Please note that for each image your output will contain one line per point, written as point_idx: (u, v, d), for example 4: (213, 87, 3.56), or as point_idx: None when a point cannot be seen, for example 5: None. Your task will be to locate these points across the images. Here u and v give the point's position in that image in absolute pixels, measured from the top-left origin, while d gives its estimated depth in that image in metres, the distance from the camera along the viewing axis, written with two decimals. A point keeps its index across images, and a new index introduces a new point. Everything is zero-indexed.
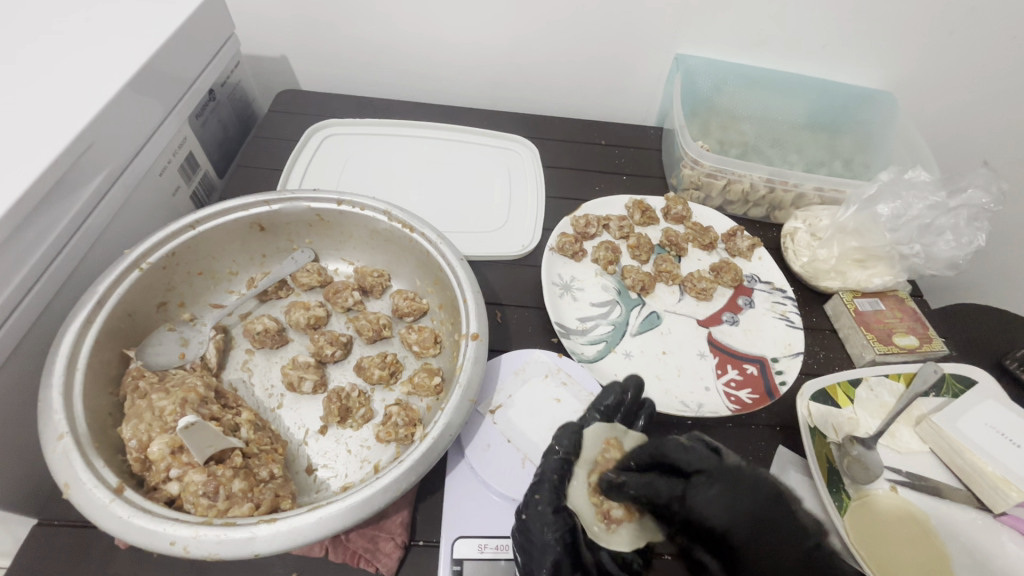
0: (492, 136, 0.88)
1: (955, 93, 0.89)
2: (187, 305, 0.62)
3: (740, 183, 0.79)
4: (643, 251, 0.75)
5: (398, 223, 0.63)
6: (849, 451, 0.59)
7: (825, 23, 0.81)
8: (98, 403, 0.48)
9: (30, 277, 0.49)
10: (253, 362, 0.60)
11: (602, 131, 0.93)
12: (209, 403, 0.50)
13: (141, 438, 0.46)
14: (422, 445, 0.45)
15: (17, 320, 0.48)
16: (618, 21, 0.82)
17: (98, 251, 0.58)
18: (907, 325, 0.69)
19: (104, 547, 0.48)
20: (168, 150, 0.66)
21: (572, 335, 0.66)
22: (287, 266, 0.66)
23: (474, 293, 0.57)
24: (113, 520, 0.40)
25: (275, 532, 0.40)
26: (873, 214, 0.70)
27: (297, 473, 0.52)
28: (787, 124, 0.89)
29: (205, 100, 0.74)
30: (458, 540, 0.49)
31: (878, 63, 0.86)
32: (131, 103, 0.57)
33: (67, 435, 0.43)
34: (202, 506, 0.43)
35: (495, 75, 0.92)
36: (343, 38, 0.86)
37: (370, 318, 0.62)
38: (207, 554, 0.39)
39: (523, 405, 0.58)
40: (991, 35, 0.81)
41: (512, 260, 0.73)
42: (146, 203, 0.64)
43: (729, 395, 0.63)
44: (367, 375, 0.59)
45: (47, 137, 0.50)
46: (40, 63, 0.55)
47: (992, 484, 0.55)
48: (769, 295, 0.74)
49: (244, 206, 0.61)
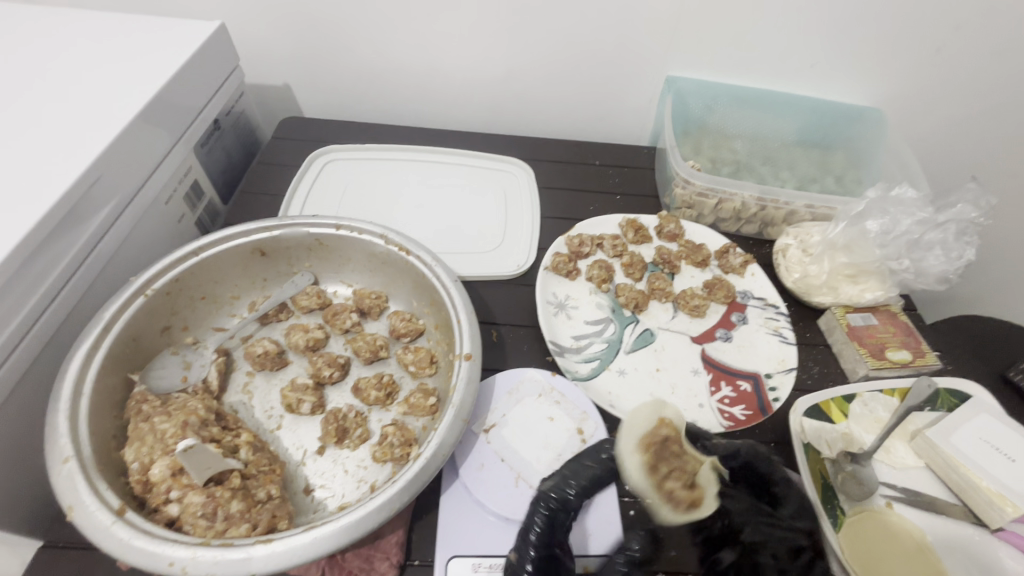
0: (488, 159, 0.91)
1: (946, 108, 0.90)
2: (191, 329, 0.64)
3: (732, 201, 0.81)
4: (636, 269, 0.77)
5: (395, 246, 0.65)
6: (843, 467, 0.59)
7: (814, 42, 0.83)
8: (103, 426, 0.50)
9: (42, 304, 0.51)
10: (253, 384, 0.61)
11: (597, 152, 0.95)
12: (210, 425, 0.51)
13: (143, 460, 0.47)
14: (415, 464, 0.46)
15: (27, 346, 0.50)
16: (610, 45, 0.84)
17: (107, 278, 0.60)
18: (900, 340, 0.69)
19: (107, 568, 0.49)
20: (174, 178, 0.69)
21: (567, 353, 0.67)
22: (288, 290, 0.68)
23: (468, 314, 0.58)
24: (114, 542, 0.41)
25: (271, 552, 0.41)
26: (862, 230, 0.71)
27: (295, 494, 0.53)
28: (777, 141, 0.91)
29: (210, 129, 0.77)
30: (452, 559, 0.50)
31: (866, 80, 0.88)
32: (140, 135, 0.60)
33: (72, 458, 0.44)
34: (201, 527, 0.45)
35: (490, 98, 0.94)
36: (344, 66, 0.90)
37: (367, 340, 0.64)
38: (205, 575, 0.40)
39: (517, 424, 0.59)
40: (977, 51, 0.82)
41: (507, 280, 0.75)
42: (153, 231, 0.66)
43: (722, 411, 0.64)
44: (364, 397, 0.60)
45: (60, 171, 0.52)
46: (55, 97, 0.58)
47: (988, 500, 0.55)
48: (763, 311, 0.74)
49: (245, 232, 0.63)
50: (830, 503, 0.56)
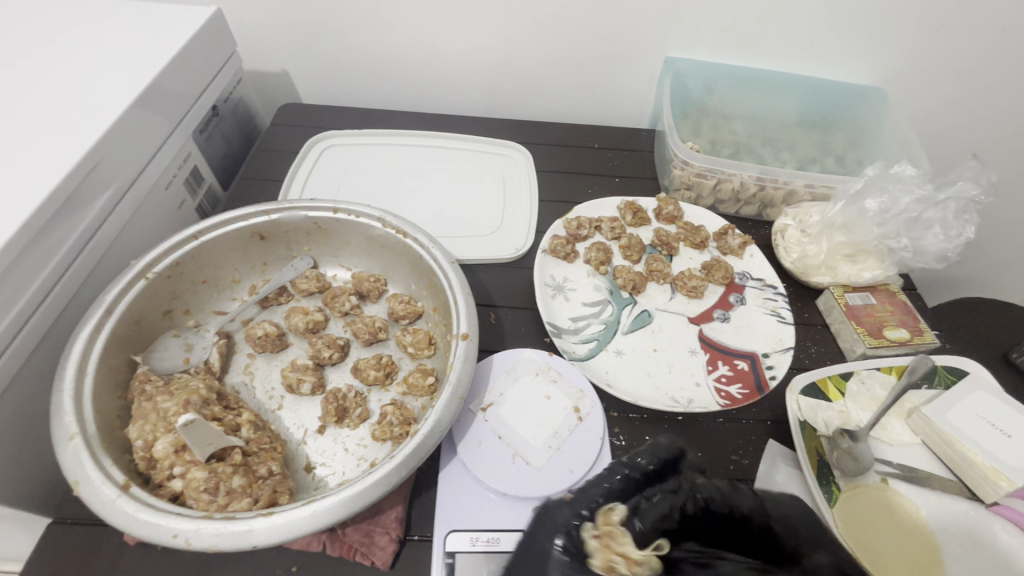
0: (486, 143, 0.91)
1: (949, 87, 0.89)
2: (192, 313, 0.64)
3: (731, 181, 0.80)
4: (634, 251, 0.77)
5: (392, 228, 0.65)
6: (839, 443, 0.59)
7: (815, 20, 0.82)
8: (107, 406, 0.51)
9: (45, 287, 0.52)
10: (254, 365, 0.62)
11: (596, 135, 0.95)
12: (212, 404, 0.52)
13: (147, 437, 0.48)
14: (412, 441, 0.47)
15: (32, 328, 0.50)
16: (608, 24, 0.83)
17: (109, 263, 0.61)
18: (898, 318, 0.69)
19: (114, 544, 0.50)
20: (173, 164, 0.69)
21: (564, 334, 0.68)
22: (287, 273, 0.68)
23: (464, 294, 0.58)
24: (119, 515, 0.42)
25: (271, 525, 0.42)
26: (861, 209, 0.71)
27: (297, 471, 0.54)
28: (778, 122, 0.90)
29: (209, 115, 0.77)
30: (450, 533, 0.50)
31: (867, 59, 0.87)
32: (139, 121, 0.60)
33: (77, 436, 0.45)
34: (204, 502, 0.46)
35: (488, 82, 0.94)
36: (342, 49, 0.89)
37: (366, 322, 0.64)
38: (208, 546, 0.41)
39: (514, 403, 0.59)
40: (981, 28, 0.81)
41: (505, 262, 0.75)
42: (154, 216, 0.67)
43: (720, 390, 0.64)
44: (363, 377, 0.61)
45: (59, 157, 0.52)
46: (50, 82, 0.59)
47: (983, 476, 0.56)
48: (761, 292, 0.74)
49: (244, 216, 0.64)
50: (825, 479, 0.56)
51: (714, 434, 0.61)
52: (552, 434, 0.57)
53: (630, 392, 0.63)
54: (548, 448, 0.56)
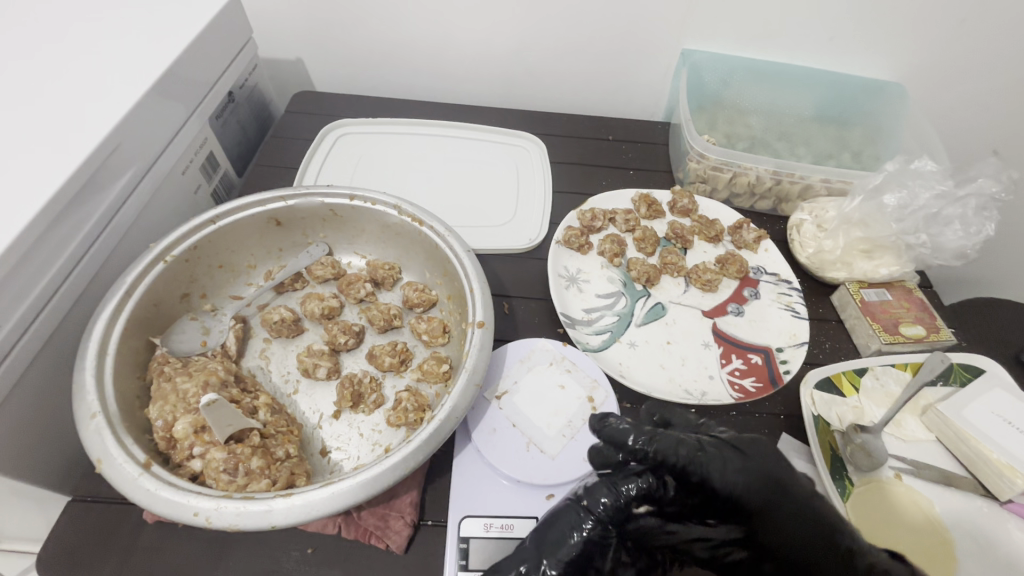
0: (502, 134, 0.90)
1: (971, 82, 0.88)
2: (209, 297, 0.65)
3: (746, 175, 0.80)
4: (648, 243, 0.76)
5: (408, 217, 0.65)
6: (853, 438, 0.59)
7: (837, 14, 0.81)
8: (127, 386, 0.51)
9: (66, 267, 0.52)
10: (270, 350, 0.63)
11: (610, 127, 0.94)
12: (229, 386, 0.53)
13: (166, 418, 0.49)
14: (430, 426, 0.48)
15: (54, 307, 0.51)
16: (626, 15, 0.83)
17: (128, 246, 0.61)
18: (915, 315, 0.68)
19: (134, 521, 0.51)
20: (190, 150, 0.69)
21: (578, 325, 0.68)
22: (303, 259, 0.69)
23: (481, 283, 0.58)
24: (141, 492, 0.42)
25: (290, 506, 0.42)
26: (879, 204, 0.71)
27: (312, 455, 0.55)
28: (795, 116, 0.89)
29: (225, 102, 0.77)
30: (464, 519, 0.51)
31: (888, 55, 0.86)
32: (158, 106, 0.61)
33: (99, 414, 0.46)
34: (223, 482, 0.46)
35: (503, 73, 0.93)
36: (358, 38, 0.89)
37: (381, 309, 0.65)
38: (228, 525, 0.41)
39: (528, 391, 0.59)
40: (1005, 23, 0.80)
41: (519, 253, 0.75)
42: (170, 201, 0.67)
43: (733, 383, 0.64)
44: (378, 363, 0.61)
45: (79, 140, 0.53)
46: (67, 62, 0.59)
47: (998, 472, 0.55)
48: (775, 287, 0.74)
49: (260, 202, 0.64)
50: (838, 474, 0.56)
51: (726, 427, 0.61)
52: (566, 423, 0.57)
53: (643, 383, 0.63)
54: (562, 437, 0.56)
